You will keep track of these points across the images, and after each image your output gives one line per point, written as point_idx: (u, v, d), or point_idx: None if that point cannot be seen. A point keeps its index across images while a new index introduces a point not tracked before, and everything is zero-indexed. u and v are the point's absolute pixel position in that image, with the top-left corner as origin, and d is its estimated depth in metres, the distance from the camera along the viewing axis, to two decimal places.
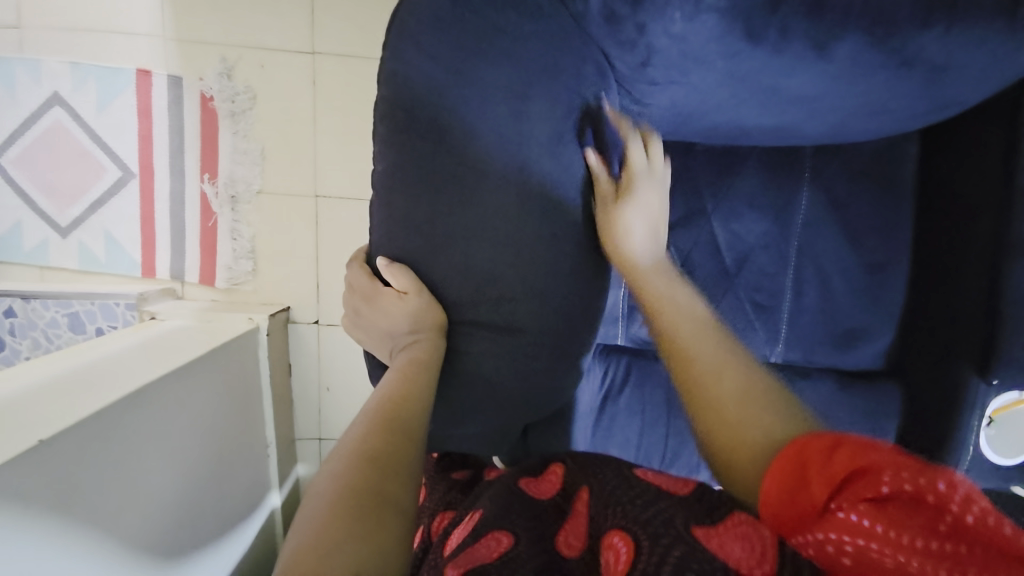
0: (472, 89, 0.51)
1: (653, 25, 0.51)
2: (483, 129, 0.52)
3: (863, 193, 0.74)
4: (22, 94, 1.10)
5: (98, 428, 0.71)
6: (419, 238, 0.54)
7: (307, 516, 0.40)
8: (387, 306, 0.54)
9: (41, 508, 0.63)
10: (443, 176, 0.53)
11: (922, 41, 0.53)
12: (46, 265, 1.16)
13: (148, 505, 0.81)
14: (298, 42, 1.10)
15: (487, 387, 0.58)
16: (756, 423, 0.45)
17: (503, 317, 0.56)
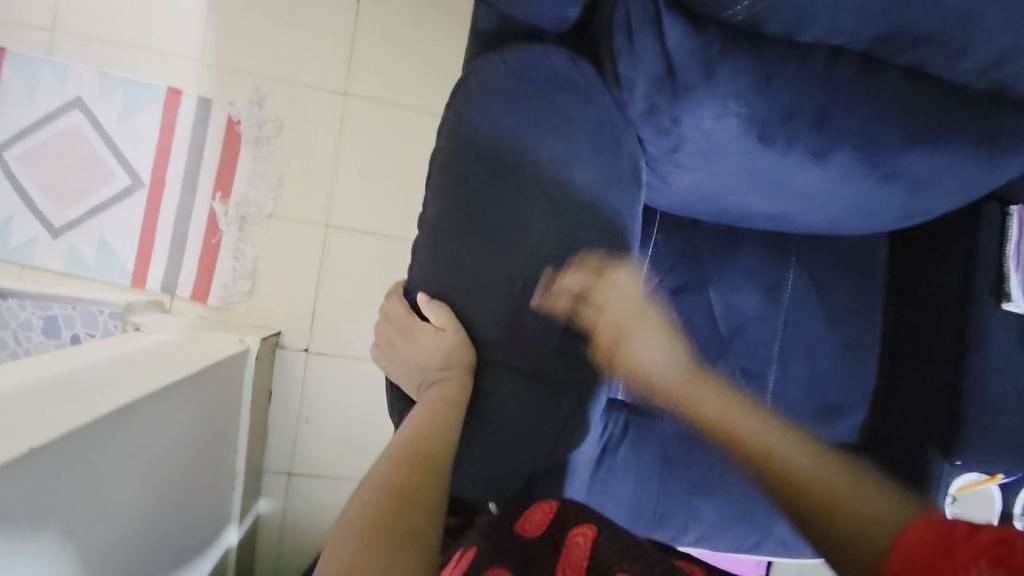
0: (525, 152, 0.57)
1: (687, 119, 0.58)
2: (532, 188, 0.57)
3: (842, 279, 0.83)
4: (43, 94, 1.10)
5: (81, 442, 0.67)
6: (460, 279, 0.57)
7: (337, 546, 0.41)
8: (421, 341, 0.56)
9: (9, 524, 0.58)
10: (489, 226, 0.57)
11: (901, 160, 0.64)
12: (28, 264, 1.11)
13: (110, 530, 0.75)
14: (332, 83, 1.17)
15: (506, 428, 0.59)
16: (862, 505, 0.55)
17: (530, 361, 0.59)
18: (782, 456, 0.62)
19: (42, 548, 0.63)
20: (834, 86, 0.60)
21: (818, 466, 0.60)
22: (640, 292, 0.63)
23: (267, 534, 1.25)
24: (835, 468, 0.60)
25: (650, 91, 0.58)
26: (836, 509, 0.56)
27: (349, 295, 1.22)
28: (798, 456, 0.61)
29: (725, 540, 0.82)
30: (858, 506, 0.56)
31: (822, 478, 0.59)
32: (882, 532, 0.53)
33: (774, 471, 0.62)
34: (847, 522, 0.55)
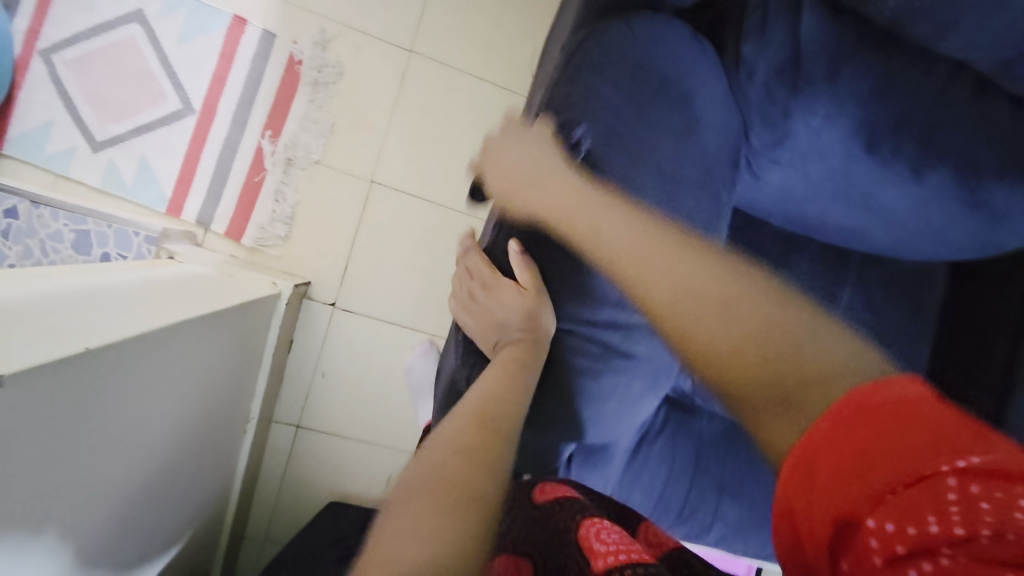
0: (644, 124, 0.56)
1: (798, 114, 0.59)
2: (643, 159, 0.56)
3: (898, 305, 0.84)
4: (103, 1, 1.06)
5: (148, 347, 0.66)
6: (557, 244, 0.57)
7: (405, 497, 0.41)
8: (503, 297, 0.58)
9: (80, 416, 0.57)
10: (594, 190, 0.56)
11: (995, 191, 0.64)
12: (62, 174, 1.07)
13: (142, 448, 0.73)
14: (400, 37, 1.15)
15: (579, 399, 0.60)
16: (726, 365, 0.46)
17: (614, 335, 0.59)
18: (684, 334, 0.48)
19: (89, 453, 0.61)
20: (947, 105, 0.60)
21: (718, 326, 0.46)
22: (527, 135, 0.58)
23: (266, 483, 1.24)
24: (728, 332, 0.46)
25: (769, 80, 0.58)
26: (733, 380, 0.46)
27: (385, 255, 1.20)
28: (681, 312, 0.48)
29: (744, 544, 0.83)
30: (724, 354, 0.46)
31: (738, 333, 0.45)
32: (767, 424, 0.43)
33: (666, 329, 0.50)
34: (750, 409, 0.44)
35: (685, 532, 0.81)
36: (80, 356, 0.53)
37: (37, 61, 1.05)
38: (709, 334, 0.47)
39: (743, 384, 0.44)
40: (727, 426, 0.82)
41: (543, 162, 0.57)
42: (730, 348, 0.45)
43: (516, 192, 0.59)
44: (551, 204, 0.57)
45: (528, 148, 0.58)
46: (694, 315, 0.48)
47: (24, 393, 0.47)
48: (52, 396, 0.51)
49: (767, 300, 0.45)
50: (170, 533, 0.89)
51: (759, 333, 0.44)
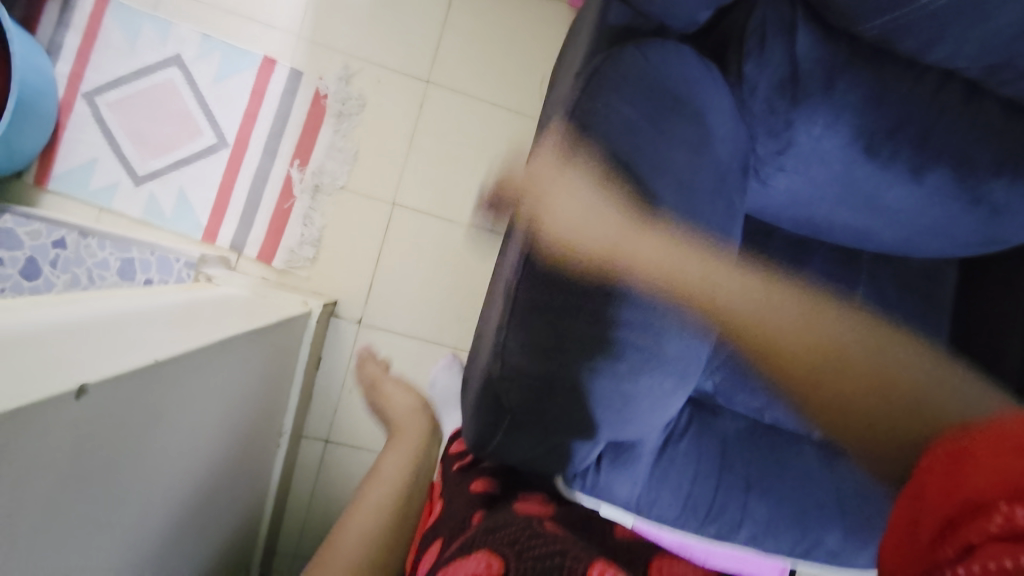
0: (661, 137, 0.61)
1: (800, 124, 0.64)
2: (663, 171, 0.62)
3: (909, 301, 0.87)
4: (145, 48, 1.15)
5: (203, 361, 0.71)
6: (586, 256, 0.60)
7: None
8: (386, 388, 1.17)
9: (148, 423, 0.61)
10: (620, 201, 0.61)
11: (992, 187, 0.68)
12: (106, 207, 1.15)
13: (200, 458, 0.77)
14: (417, 70, 1.22)
15: (615, 394, 0.66)
16: None
17: (644, 334, 0.64)
18: None
19: (157, 459, 0.65)
20: (938, 111, 0.65)
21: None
22: (555, 166, 0.60)
23: (296, 500, 1.26)
24: None
25: (771, 94, 0.63)
26: None
27: (408, 273, 1.25)
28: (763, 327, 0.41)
29: (775, 543, 0.83)
30: None
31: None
32: None
33: None
34: None
35: (715, 532, 0.83)
36: (148, 367, 0.58)
37: (85, 105, 1.14)
38: None
39: None
40: (748, 423, 0.86)
41: (588, 202, 0.59)
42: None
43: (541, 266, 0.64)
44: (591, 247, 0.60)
45: (574, 187, 0.59)
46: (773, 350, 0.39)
47: (98, 403, 0.52)
48: (127, 403, 0.56)
49: None
50: (215, 547, 0.92)
51: None
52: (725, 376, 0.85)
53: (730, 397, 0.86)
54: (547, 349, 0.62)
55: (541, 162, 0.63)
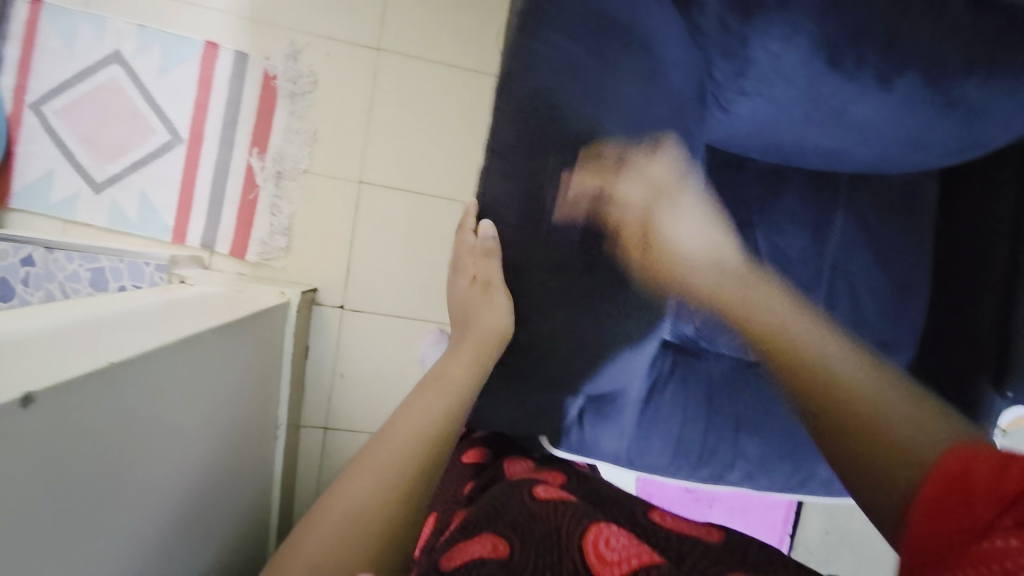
0: (607, 70, 0.57)
1: (755, 39, 0.58)
2: (613, 106, 0.58)
3: (894, 222, 0.83)
4: (82, 47, 1.10)
5: (180, 355, 0.70)
6: (535, 201, 0.60)
7: (351, 509, 0.49)
8: (484, 298, 0.66)
9: (132, 421, 0.61)
10: (569, 140, 0.58)
11: (966, 87, 0.63)
12: (71, 219, 1.13)
13: (196, 452, 0.78)
14: (366, 37, 1.16)
15: (581, 346, 0.64)
16: (862, 393, 0.53)
17: (601, 279, 0.64)
18: (827, 368, 0.56)
19: (148, 457, 0.66)
20: (901, 10, 0.60)
21: (864, 411, 0.52)
22: (677, 194, 0.63)
23: (304, 486, 1.29)
24: (869, 378, 0.54)
25: (722, 9, 0.58)
26: (865, 411, 0.52)
27: (384, 251, 1.23)
28: (833, 352, 0.57)
29: (770, 480, 0.84)
30: (864, 398, 0.53)
31: (874, 403, 0.52)
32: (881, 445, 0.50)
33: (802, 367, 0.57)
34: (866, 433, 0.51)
35: (709, 474, 0.83)
36: (118, 363, 0.57)
37: (31, 115, 1.10)
38: (839, 369, 0.55)
39: (871, 439, 0.51)
40: (734, 363, 0.83)
41: (701, 223, 0.64)
42: (926, 424, 0.50)
43: (654, 226, 0.64)
44: (722, 282, 0.64)
45: (688, 207, 0.64)
46: (812, 359, 0.57)
47: (54, 412, 0.50)
48: (100, 403, 0.56)
49: (881, 383, 0.54)
50: (225, 542, 0.93)
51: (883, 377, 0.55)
52: (706, 320, 0.81)
53: (713, 340, 0.82)
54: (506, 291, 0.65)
55: (629, 199, 0.62)
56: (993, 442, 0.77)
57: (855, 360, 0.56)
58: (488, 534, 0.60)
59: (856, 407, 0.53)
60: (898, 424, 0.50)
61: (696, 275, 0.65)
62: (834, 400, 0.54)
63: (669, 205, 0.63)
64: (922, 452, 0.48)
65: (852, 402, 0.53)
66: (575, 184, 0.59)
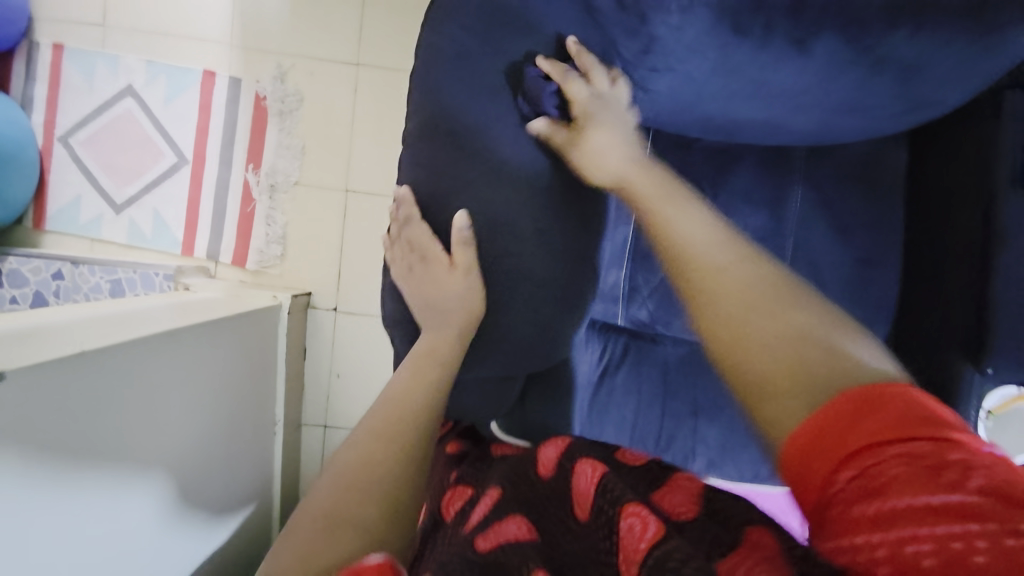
0: (498, 58, 0.60)
1: (653, 15, 0.58)
2: (504, 94, 0.60)
3: (854, 193, 0.79)
4: (100, 84, 1.24)
5: (147, 351, 0.77)
6: (440, 183, 0.62)
7: (327, 490, 0.52)
8: (443, 285, 0.63)
9: (99, 411, 0.69)
10: (462, 125, 0.60)
11: (893, 42, 0.60)
12: (96, 238, 1.27)
13: (177, 441, 0.85)
14: (345, 54, 1.24)
15: (498, 327, 0.65)
16: (758, 330, 0.51)
17: (515, 261, 0.63)
18: (708, 299, 0.54)
19: (123, 444, 0.73)
20: None
21: (755, 368, 0.49)
22: (606, 93, 0.65)
23: (308, 481, 1.36)
24: (789, 323, 0.50)
25: None
26: (735, 350, 0.51)
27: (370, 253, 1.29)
28: (763, 322, 0.51)
29: (736, 469, 0.81)
30: (764, 345, 0.49)
31: (785, 359, 0.48)
32: (781, 393, 0.47)
33: (710, 308, 0.54)
34: (764, 380, 0.48)
35: (670, 462, 0.81)
36: (74, 357, 0.65)
37: (60, 148, 1.25)
38: (745, 322, 0.51)
39: (755, 364, 0.49)
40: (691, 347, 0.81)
41: (618, 155, 0.65)
42: (824, 369, 0.46)
43: (586, 103, 0.64)
44: (642, 202, 0.62)
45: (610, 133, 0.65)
46: (728, 310, 0.53)
47: (21, 391, 0.59)
48: (61, 393, 0.64)
49: (809, 332, 0.49)
50: (223, 526, 1.01)
51: (826, 333, 0.49)
52: (659, 302, 0.81)
53: (668, 324, 0.81)
54: (423, 279, 0.65)
55: (577, 94, 0.63)
56: (979, 427, 0.71)
57: (753, 288, 0.53)
58: (523, 517, 0.60)
59: (731, 339, 0.52)
60: (781, 363, 0.48)
61: (604, 172, 0.64)
62: (733, 355, 0.51)
63: (602, 102, 0.65)
64: (779, 393, 0.47)
65: (739, 332, 0.51)
66: (549, 65, 0.61)
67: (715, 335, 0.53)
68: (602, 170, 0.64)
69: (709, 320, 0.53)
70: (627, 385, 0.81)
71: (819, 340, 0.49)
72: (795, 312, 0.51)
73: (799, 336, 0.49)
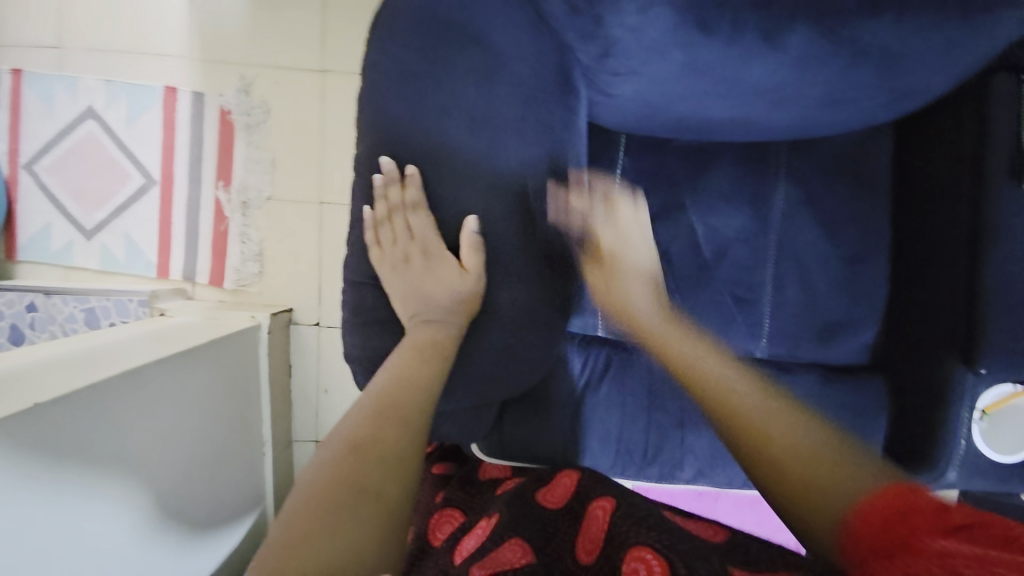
0: (443, 75, 0.57)
1: (610, 17, 0.55)
2: (452, 110, 0.57)
3: (840, 186, 0.76)
4: (59, 107, 1.20)
5: (115, 392, 0.75)
6: (391, 209, 0.59)
7: (299, 488, 0.45)
8: (435, 283, 0.60)
9: (60, 460, 0.68)
10: (413, 152, 0.58)
11: (871, 30, 0.56)
12: (70, 265, 1.24)
13: (155, 478, 0.83)
14: (311, 61, 1.19)
15: (463, 353, 0.62)
16: (794, 448, 0.49)
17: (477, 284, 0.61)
18: (763, 429, 0.50)
19: (92, 490, 0.72)
20: None
21: (785, 469, 0.48)
22: (625, 221, 0.68)
23: None
24: (806, 432, 0.50)
25: None
26: (783, 477, 0.48)
27: None
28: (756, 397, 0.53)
29: (726, 476, 0.79)
30: (806, 470, 0.47)
31: (810, 451, 0.48)
32: (827, 507, 0.45)
33: (744, 425, 0.51)
34: (809, 496, 0.46)
35: (658, 474, 0.79)
36: (24, 412, 0.63)
37: (25, 175, 1.21)
38: (785, 438, 0.49)
39: (807, 477, 0.47)
40: None
41: (646, 300, 0.65)
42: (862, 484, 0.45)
43: (610, 241, 0.66)
44: (654, 325, 0.63)
45: (638, 279, 0.66)
46: (762, 412, 0.52)
47: None
48: (16, 448, 0.62)
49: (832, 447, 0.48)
50: (213, 552, 1.01)
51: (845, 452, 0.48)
52: None
53: None
54: (382, 308, 0.62)
55: (603, 234, 0.66)
56: (970, 428, 0.68)
57: (815, 431, 0.50)
58: (520, 540, 0.60)
59: (773, 473, 0.48)
60: (826, 485, 0.46)
61: (640, 312, 0.64)
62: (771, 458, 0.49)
63: (628, 240, 0.68)
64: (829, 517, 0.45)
65: (779, 458, 0.49)
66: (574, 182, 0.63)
67: (761, 468, 0.49)
68: (637, 311, 0.64)
69: (760, 465, 0.49)
70: (607, 408, 0.77)
71: (851, 462, 0.47)
72: (812, 424, 0.51)
73: (829, 452, 0.48)
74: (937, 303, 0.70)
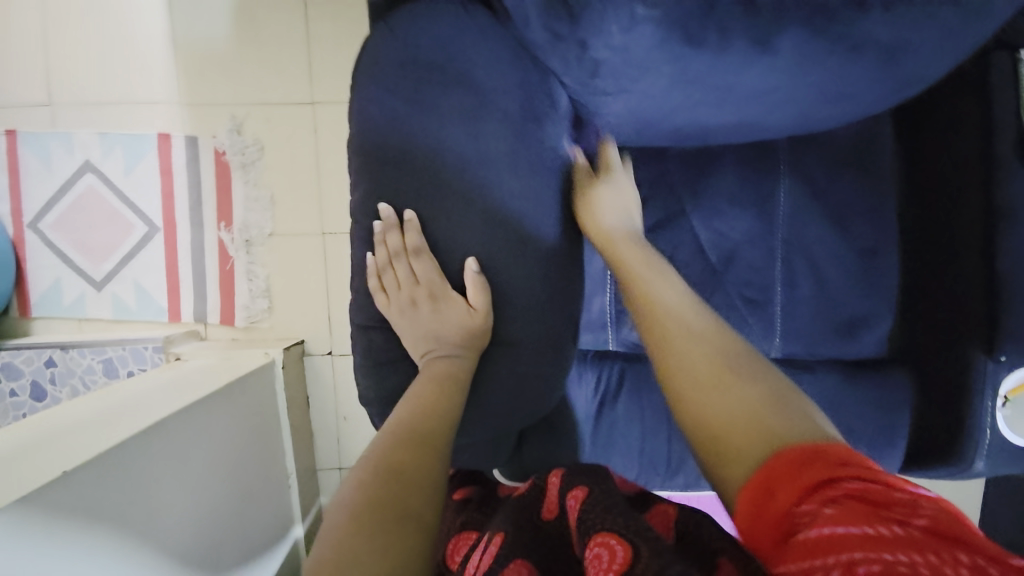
0: (431, 116, 0.57)
1: (594, 40, 0.55)
2: (444, 151, 0.57)
3: (844, 179, 0.74)
4: (57, 164, 1.22)
5: (140, 449, 0.76)
6: (393, 255, 0.59)
7: (336, 516, 0.45)
8: (445, 325, 0.60)
9: (93, 522, 0.69)
10: (409, 196, 0.58)
11: (863, 26, 0.55)
12: (83, 317, 1.26)
13: (185, 527, 0.84)
14: (299, 94, 1.19)
15: (478, 387, 0.62)
16: (728, 403, 0.47)
17: (484, 321, 0.60)
18: (675, 363, 0.52)
19: (128, 546, 0.73)
20: None
21: (709, 414, 0.48)
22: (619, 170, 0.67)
23: None
24: (745, 389, 0.48)
25: (546, 19, 0.55)
26: (713, 437, 0.46)
27: None
28: (733, 383, 0.49)
29: None
30: (750, 450, 0.44)
31: (743, 411, 0.46)
32: (747, 457, 0.44)
33: (679, 386, 0.51)
34: (728, 450, 0.45)
35: (684, 483, 0.79)
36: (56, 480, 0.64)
37: (31, 233, 1.23)
38: (725, 395, 0.48)
39: (727, 432, 0.46)
40: None
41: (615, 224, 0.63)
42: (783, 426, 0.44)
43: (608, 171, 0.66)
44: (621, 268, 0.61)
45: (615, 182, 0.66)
46: (697, 368, 0.51)
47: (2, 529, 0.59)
48: (48, 518, 0.63)
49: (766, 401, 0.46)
50: None
51: (789, 406, 0.46)
52: None
53: None
54: (393, 350, 0.62)
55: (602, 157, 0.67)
56: (994, 417, 0.66)
57: (762, 389, 0.48)
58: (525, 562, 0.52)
59: (705, 432, 0.47)
60: (756, 445, 0.44)
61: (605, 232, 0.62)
62: (676, 370, 0.52)
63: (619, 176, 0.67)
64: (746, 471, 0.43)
65: (712, 415, 0.47)
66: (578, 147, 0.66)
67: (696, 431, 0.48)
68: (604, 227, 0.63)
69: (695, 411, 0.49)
70: (626, 423, 0.77)
71: (791, 403, 0.46)
72: (760, 371, 0.50)
73: (769, 407, 0.46)
74: (958, 290, 0.69)
